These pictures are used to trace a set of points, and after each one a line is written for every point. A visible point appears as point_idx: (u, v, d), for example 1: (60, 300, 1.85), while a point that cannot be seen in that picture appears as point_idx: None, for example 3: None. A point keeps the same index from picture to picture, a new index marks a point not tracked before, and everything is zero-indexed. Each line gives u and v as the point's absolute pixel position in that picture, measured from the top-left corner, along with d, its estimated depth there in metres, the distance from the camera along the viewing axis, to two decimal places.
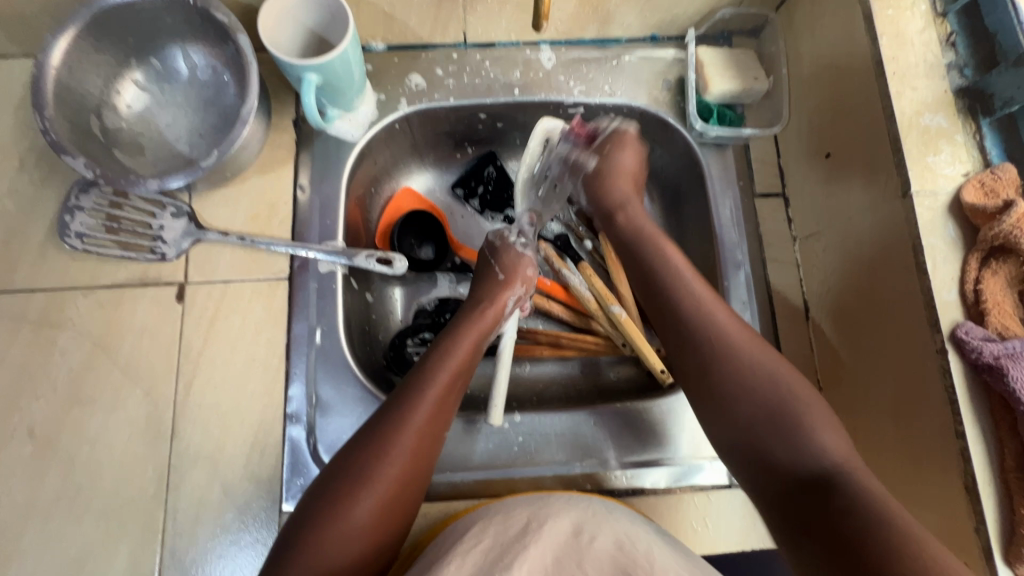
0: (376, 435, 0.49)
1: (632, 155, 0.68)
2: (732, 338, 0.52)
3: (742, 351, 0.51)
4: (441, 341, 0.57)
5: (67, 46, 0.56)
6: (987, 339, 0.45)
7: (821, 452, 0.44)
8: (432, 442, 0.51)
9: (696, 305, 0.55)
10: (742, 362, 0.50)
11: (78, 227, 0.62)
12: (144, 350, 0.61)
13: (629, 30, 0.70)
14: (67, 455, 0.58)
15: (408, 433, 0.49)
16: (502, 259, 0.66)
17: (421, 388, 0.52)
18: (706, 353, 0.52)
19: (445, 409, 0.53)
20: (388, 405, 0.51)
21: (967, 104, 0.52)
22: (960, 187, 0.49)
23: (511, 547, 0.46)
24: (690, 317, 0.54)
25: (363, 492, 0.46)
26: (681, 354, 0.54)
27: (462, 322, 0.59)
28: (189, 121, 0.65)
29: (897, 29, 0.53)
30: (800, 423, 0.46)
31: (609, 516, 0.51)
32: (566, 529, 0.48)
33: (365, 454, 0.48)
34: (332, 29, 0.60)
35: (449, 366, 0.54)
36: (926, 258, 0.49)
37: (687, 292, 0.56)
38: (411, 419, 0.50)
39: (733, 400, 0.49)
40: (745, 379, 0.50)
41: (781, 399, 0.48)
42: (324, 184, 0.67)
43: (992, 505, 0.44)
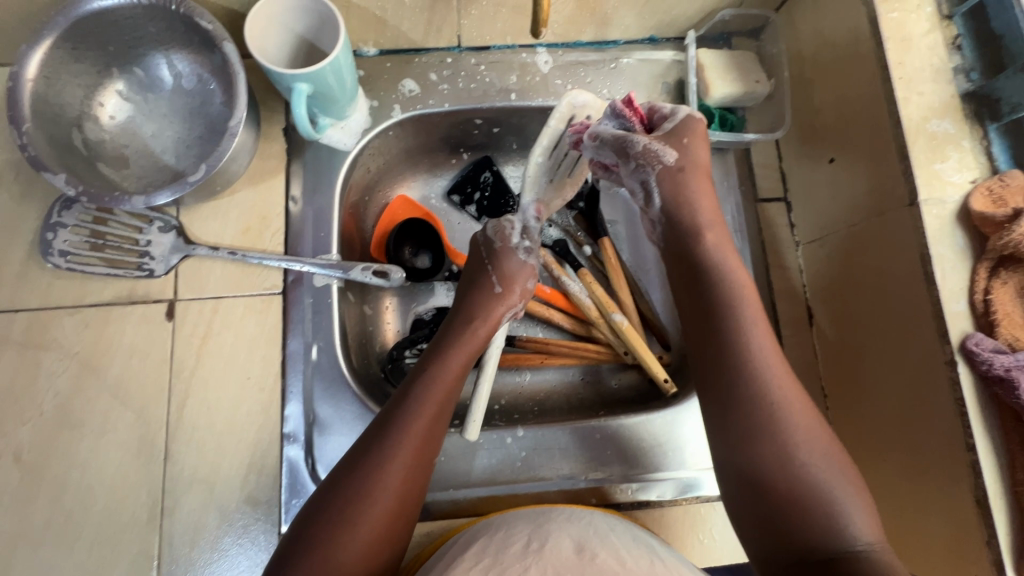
0: (357, 477, 0.47)
1: (700, 143, 0.56)
2: (787, 402, 0.47)
3: (794, 424, 0.46)
4: (427, 368, 0.54)
5: (43, 57, 0.54)
6: (997, 351, 0.44)
7: (849, 533, 0.42)
8: (416, 481, 0.49)
9: (748, 366, 0.48)
10: (793, 439, 0.45)
11: (60, 245, 0.59)
12: (134, 370, 0.59)
13: (627, 32, 0.68)
14: (56, 482, 0.56)
15: (392, 471, 0.47)
16: (502, 267, 0.62)
17: (405, 421, 0.49)
18: (751, 414, 0.47)
19: (432, 442, 0.51)
20: (369, 439, 0.49)
21: (974, 110, 0.51)
22: (968, 194, 0.48)
23: (512, 566, 0.44)
24: (745, 379, 0.48)
25: (348, 534, 0.44)
26: (729, 420, 0.48)
27: (447, 345, 0.56)
28: (175, 132, 0.63)
29: (903, 33, 0.52)
30: (833, 500, 0.44)
31: (611, 534, 0.49)
32: (570, 548, 0.46)
33: (345, 496, 0.46)
34: (322, 36, 0.58)
35: (434, 399, 0.51)
36: (934, 267, 0.48)
37: (752, 350, 0.48)
38: (395, 454, 0.48)
39: (767, 477, 0.45)
40: (792, 460, 0.45)
41: (820, 484, 0.44)
42: (317, 194, 0.65)
43: (1003, 517, 0.44)
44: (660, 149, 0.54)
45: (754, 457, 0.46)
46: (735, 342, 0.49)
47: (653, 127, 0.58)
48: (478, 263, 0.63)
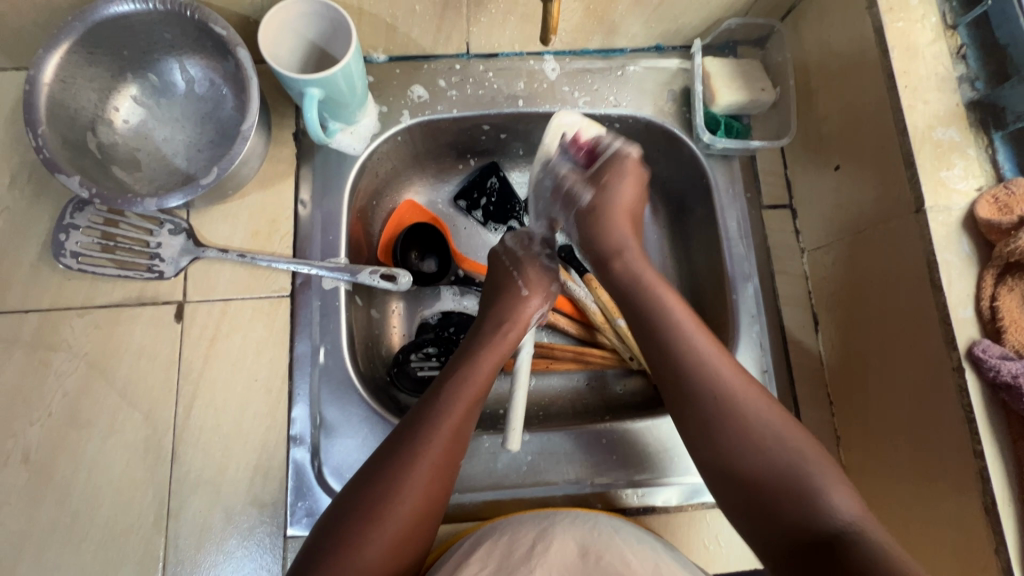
0: (388, 470, 0.47)
1: (631, 181, 0.63)
2: (736, 392, 0.49)
3: (747, 411, 0.48)
4: (459, 364, 0.55)
5: (59, 61, 0.55)
6: (1005, 358, 0.45)
7: (831, 514, 0.43)
8: (446, 478, 0.49)
9: (700, 372, 0.50)
10: (746, 422, 0.47)
11: (72, 246, 0.60)
12: (142, 372, 0.59)
13: (633, 40, 0.69)
14: (63, 482, 0.56)
15: (424, 465, 0.47)
16: (529, 273, 0.63)
17: (438, 417, 0.50)
18: (705, 410, 0.49)
19: (462, 438, 0.51)
20: (400, 433, 0.49)
21: (978, 118, 0.52)
22: (974, 202, 0.49)
23: (517, 569, 0.45)
24: (694, 379, 0.50)
25: (376, 529, 0.44)
26: (684, 416, 0.50)
27: (479, 345, 0.57)
28: (186, 136, 0.64)
29: (908, 42, 0.53)
30: (812, 488, 0.44)
31: (616, 537, 0.49)
32: (574, 551, 0.47)
33: (376, 488, 0.46)
34: (333, 42, 0.59)
35: (467, 395, 0.52)
36: (941, 274, 0.48)
37: (690, 345, 0.51)
38: (426, 449, 0.48)
39: (744, 472, 0.46)
40: (756, 444, 0.46)
41: (800, 472, 0.45)
42: (325, 197, 0.66)
43: (1012, 526, 0.44)
44: (579, 188, 0.63)
45: (715, 444, 0.48)
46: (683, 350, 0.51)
47: (595, 158, 0.64)
48: (503, 271, 0.64)
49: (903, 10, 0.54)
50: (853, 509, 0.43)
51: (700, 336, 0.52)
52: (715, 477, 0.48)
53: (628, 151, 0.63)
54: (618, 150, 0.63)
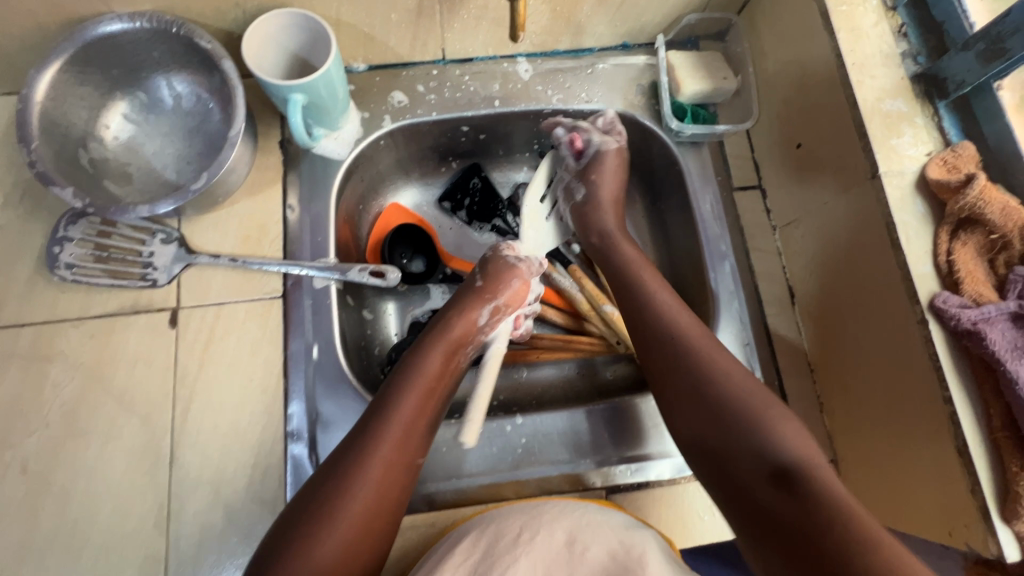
0: (340, 469, 0.49)
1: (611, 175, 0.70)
2: (695, 340, 0.56)
3: (714, 366, 0.54)
4: (415, 355, 0.59)
5: (51, 80, 0.57)
6: (964, 306, 0.47)
7: (779, 451, 0.47)
8: (400, 473, 0.51)
9: (668, 328, 0.57)
10: (711, 373, 0.53)
11: (67, 258, 0.61)
12: (138, 378, 0.60)
13: (600, 40, 0.73)
14: (62, 490, 0.57)
15: (377, 460, 0.50)
16: (487, 269, 0.67)
17: (387, 416, 0.53)
18: (673, 353, 0.56)
19: (415, 434, 0.54)
20: (353, 434, 0.52)
21: (923, 89, 0.55)
22: (925, 165, 0.52)
23: (502, 557, 0.47)
24: (667, 334, 0.57)
25: (328, 529, 0.46)
26: (658, 365, 0.57)
27: (433, 338, 0.60)
28: (175, 149, 0.66)
29: (853, 24, 0.57)
30: (761, 426, 0.49)
31: (605, 524, 0.50)
32: (560, 541, 0.48)
33: (329, 489, 0.48)
34: (314, 53, 0.62)
35: (416, 391, 0.55)
36: (899, 234, 0.51)
37: (667, 316, 0.58)
38: (377, 447, 0.51)
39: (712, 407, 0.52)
40: (715, 388, 0.52)
41: (751, 413, 0.50)
42: (313, 201, 0.68)
43: (984, 466, 0.46)
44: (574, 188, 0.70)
45: (682, 385, 0.54)
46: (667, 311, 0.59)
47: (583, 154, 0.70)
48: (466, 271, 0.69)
49: None
50: (802, 446, 0.47)
51: (677, 308, 0.59)
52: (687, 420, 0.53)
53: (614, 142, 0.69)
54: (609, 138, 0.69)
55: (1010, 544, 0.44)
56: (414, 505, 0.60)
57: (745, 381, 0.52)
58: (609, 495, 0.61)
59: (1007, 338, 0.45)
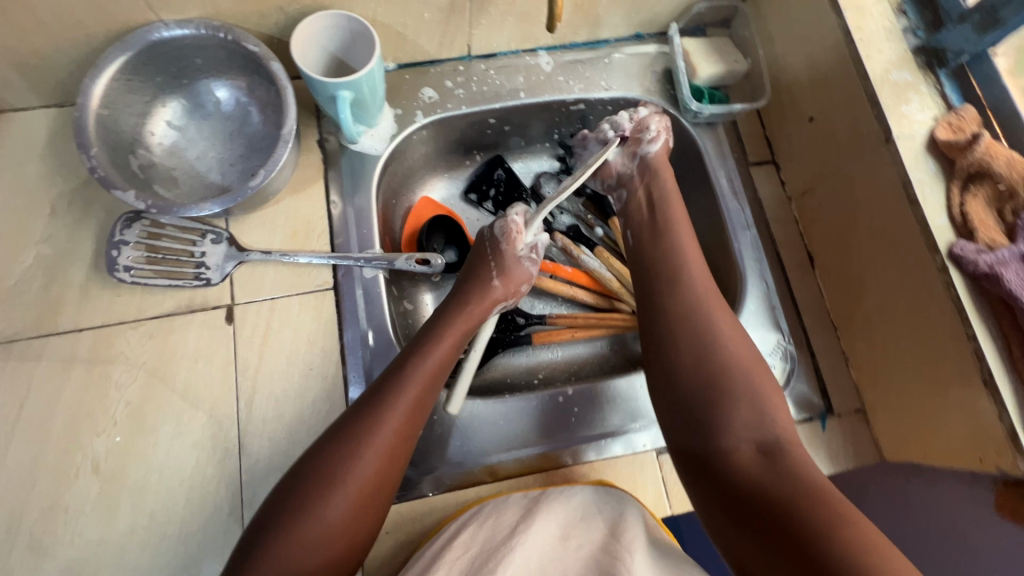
0: (343, 444, 0.52)
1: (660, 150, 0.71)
2: (718, 319, 0.59)
3: (732, 347, 0.57)
4: (420, 345, 0.61)
5: (104, 87, 0.58)
6: (979, 252, 0.52)
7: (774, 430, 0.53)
8: (403, 449, 0.54)
9: (701, 307, 0.60)
10: (727, 350, 0.57)
11: (124, 261, 0.63)
12: (200, 374, 0.62)
13: (616, 31, 0.77)
14: (135, 486, 0.58)
15: (382, 438, 0.53)
16: (500, 261, 0.69)
17: (397, 395, 0.55)
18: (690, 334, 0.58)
19: (421, 412, 0.57)
20: (361, 409, 0.54)
21: (925, 60, 0.60)
22: (933, 128, 0.57)
23: (499, 550, 0.50)
24: (699, 314, 0.59)
25: (332, 497, 0.49)
26: (677, 331, 0.59)
27: (442, 326, 0.63)
28: (217, 152, 0.68)
29: (856, 4, 0.62)
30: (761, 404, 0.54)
31: (598, 509, 0.55)
32: (598, 539, 0.53)
33: (333, 459, 0.51)
34: (352, 54, 0.65)
35: (424, 375, 0.58)
36: (915, 191, 0.56)
37: (686, 292, 0.61)
38: (383, 426, 0.53)
39: (730, 386, 0.55)
40: (729, 367, 0.56)
41: (756, 391, 0.55)
42: (355, 196, 0.70)
43: (1009, 392, 0.50)
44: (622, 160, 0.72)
45: (699, 361, 0.57)
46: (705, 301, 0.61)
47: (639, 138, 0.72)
48: (481, 255, 0.69)
49: None
50: (785, 425, 0.54)
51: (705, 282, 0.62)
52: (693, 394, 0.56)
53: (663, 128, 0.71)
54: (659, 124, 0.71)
55: None
56: (477, 476, 0.63)
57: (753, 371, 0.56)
58: (659, 456, 0.64)
59: (1021, 276, 0.50)
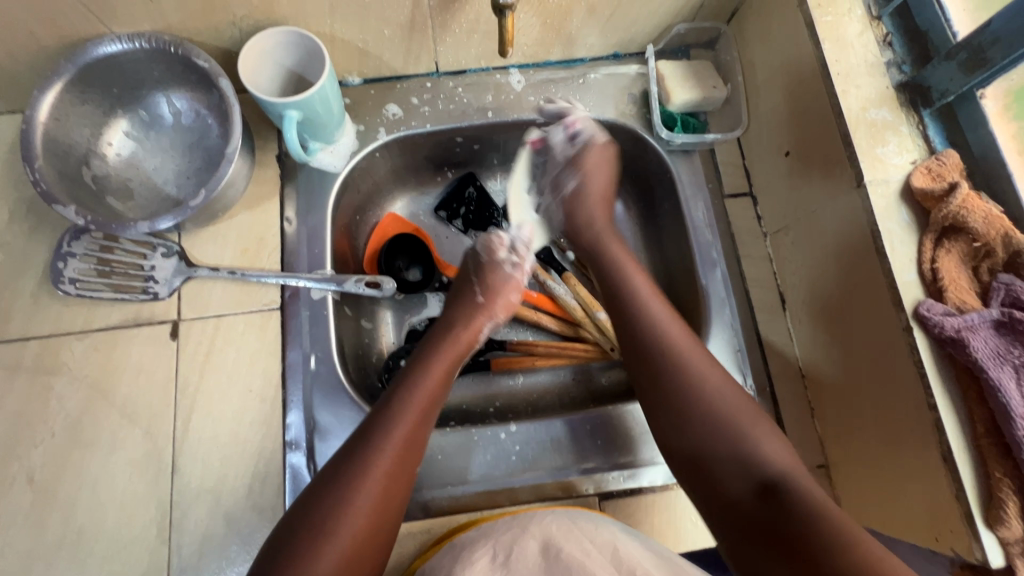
0: (346, 473, 0.50)
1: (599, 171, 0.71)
2: (677, 344, 0.57)
3: (701, 375, 0.55)
4: (413, 370, 0.58)
5: (53, 100, 0.58)
6: (947, 314, 0.48)
7: (769, 465, 0.49)
8: (406, 476, 0.52)
9: (666, 347, 0.56)
10: (690, 378, 0.55)
11: (71, 273, 0.63)
12: (140, 390, 0.62)
13: (592, 50, 0.73)
14: (68, 500, 0.58)
15: (379, 469, 0.50)
16: (485, 279, 0.68)
17: (393, 421, 0.53)
18: (665, 373, 0.56)
19: (417, 441, 0.54)
20: (360, 436, 0.52)
21: (908, 98, 0.56)
22: (910, 174, 0.53)
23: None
24: (657, 343, 0.57)
25: (336, 532, 0.47)
26: (638, 363, 0.57)
27: (433, 351, 0.61)
28: (175, 164, 0.67)
29: (838, 34, 0.58)
30: (743, 437, 0.51)
31: (574, 526, 0.54)
32: (578, 551, 0.51)
33: (338, 490, 0.49)
34: (309, 68, 0.63)
35: (418, 402, 0.55)
36: (884, 242, 0.52)
37: (651, 319, 0.58)
38: (381, 454, 0.51)
39: (701, 420, 0.53)
40: (701, 398, 0.53)
41: (737, 423, 0.52)
42: (310, 214, 0.69)
43: (969, 473, 0.46)
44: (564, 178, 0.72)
45: (662, 394, 0.55)
46: (665, 334, 0.57)
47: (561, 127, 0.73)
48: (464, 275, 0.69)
49: (830, 5, 0.59)
50: (785, 457, 0.50)
51: (665, 309, 0.60)
52: (666, 431, 0.54)
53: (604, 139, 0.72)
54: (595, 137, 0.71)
55: (993, 549, 0.45)
56: (410, 512, 0.61)
57: (726, 399, 0.53)
58: (602, 501, 0.62)
59: (988, 345, 0.46)
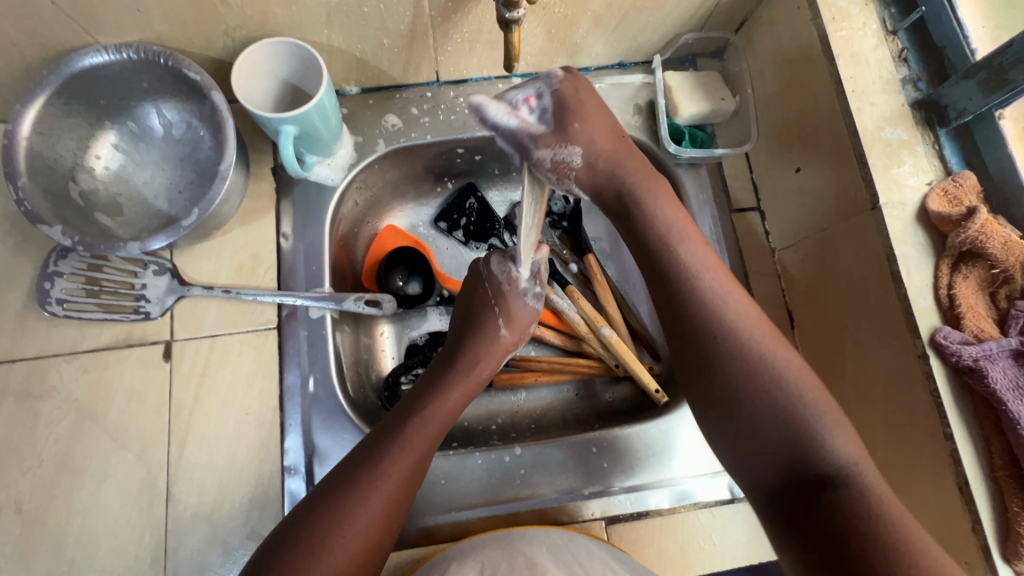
0: (348, 495, 0.48)
1: (584, 98, 0.56)
2: (738, 321, 0.49)
3: (765, 354, 0.48)
4: (423, 400, 0.56)
5: (37, 115, 0.56)
6: (965, 342, 0.47)
7: (834, 460, 0.44)
8: (402, 505, 0.50)
9: (715, 317, 0.49)
10: (754, 356, 0.48)
11: (58, 293, 0.61)
12: (132, 414, 0.60)
13: (597, 59, 0.71)
14: (58, 530, 0.56)
15: (381, 497, 0.48)
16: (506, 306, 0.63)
17: (401, 445, 0.51)
18: (721, 361, 0.49)
19: (418, 474, 0.52)
20: (366, 455, 0.51)
21: (924, 116, 0.55)
22: (926, 196, 0.52)
23: None
24: (706, 313, 0.50)
25: (329, 555, 0.45)
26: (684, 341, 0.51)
27: (445, 380, 0.58)
28: (166, 178, 0.65)
29: (852, 49, 0.56)
30: (812, 428, 0.45)
31: (565, 547, 0.54)
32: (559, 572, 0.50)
33: (334, 511, 0.47)
34: (306, 79, 0.61)
35: (425, 437, 0.53)
36: (899, 266, 0.51)
37: (703, 286, 0.51)
38: (385, 480, 0.49)
39: (762, 406, 0.47)
40: (762, 381, 0.47)
41: (800, 409, 0.46)
42: (307, 229, 0.67)
43: (985, 504, 0.46)
44: (564, 154, 0.55)
45: (720, 374, 0.49)
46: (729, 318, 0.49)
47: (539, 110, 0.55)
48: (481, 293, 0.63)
49: (845, 19, 0.57)
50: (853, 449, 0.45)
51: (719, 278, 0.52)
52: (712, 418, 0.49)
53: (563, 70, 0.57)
54: (551, 78, 0.56)
55: None
56: (412, 539, 0.59)
57: (795, 382, 0.47)
58: (609, 526, 0.61)
59: (1007, 376, 0.46)
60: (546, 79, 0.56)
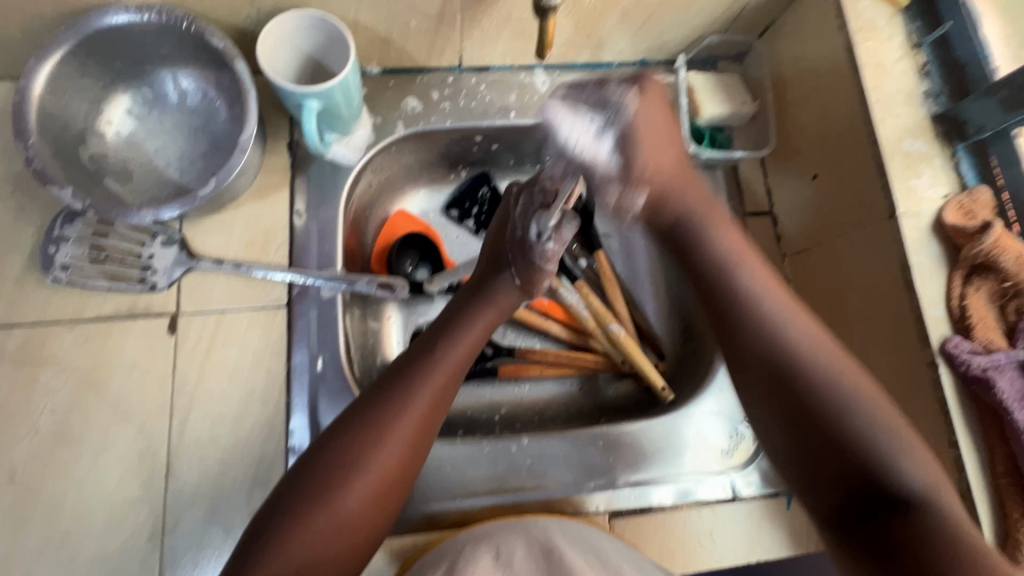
0: (359, 429, 0.47)
1: (652, 133, 0.53)
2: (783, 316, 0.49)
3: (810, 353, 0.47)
4: (436, 339, 0.54)
5: (50, 72, 0.54)
6: (974, 352, 0.49)
7: (905, 481, 0.41)
8: (419, 445, 0.49)
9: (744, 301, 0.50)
10: (797, 352, 0.47)
11: (62, 259, 0.59)
12: (135, 385, 0.58)
13: (621, 55, 0.71)
14: (51, 500, 0.55)
15: (396, 432, 0.48)
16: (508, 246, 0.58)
17: (413, 386, 0.50)
18: (764, 351, 0.48)
19: (434, 416, 0.51)
20: (373, 394, 0.50)
21: (943, 130, 0.56)
22: (942, 208, 0.53)
23: None
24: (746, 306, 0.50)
25: (351, 486, 0.46)
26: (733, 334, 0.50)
27: (458, 316, 0.56)
28: (178, 147, 0.63)
29: (877, 60, 0.57)
30: (871, 440, 0.43)
31: (578, 536, 0.54)
32: (585, 567, 0.50)
33: (346, 444, 0.47)
34: (329, 55, 0.60)
35: (438, 374, 0.51)
36: (914, 275, 0.52)
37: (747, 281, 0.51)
38: (400, 415, 0.48)
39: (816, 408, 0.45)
40: (809, 373, 0.46)
41: (854, 413, 0.44)
42: (321, 208, 0.66)
43: (986, 509, 0.48)
44: (631, 196, 0.54)
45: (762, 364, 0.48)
46: (789, 338, 0.47)
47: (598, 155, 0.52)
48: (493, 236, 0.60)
49: (871, 30, 0.58)
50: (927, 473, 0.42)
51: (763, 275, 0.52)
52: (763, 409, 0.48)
53: (636, 94, 0.52)
54: (621, 111, 0.51)
55: None
56: (415, 523, 0.59)
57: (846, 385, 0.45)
58: (612, 519, 0.61)
59: (1014, 387, 0.47)
60: (616, 112, 0.51)
